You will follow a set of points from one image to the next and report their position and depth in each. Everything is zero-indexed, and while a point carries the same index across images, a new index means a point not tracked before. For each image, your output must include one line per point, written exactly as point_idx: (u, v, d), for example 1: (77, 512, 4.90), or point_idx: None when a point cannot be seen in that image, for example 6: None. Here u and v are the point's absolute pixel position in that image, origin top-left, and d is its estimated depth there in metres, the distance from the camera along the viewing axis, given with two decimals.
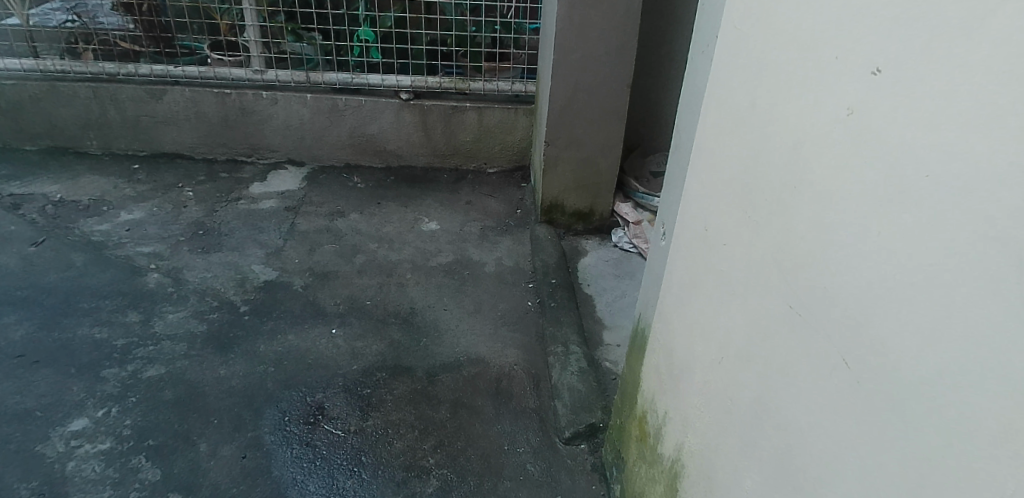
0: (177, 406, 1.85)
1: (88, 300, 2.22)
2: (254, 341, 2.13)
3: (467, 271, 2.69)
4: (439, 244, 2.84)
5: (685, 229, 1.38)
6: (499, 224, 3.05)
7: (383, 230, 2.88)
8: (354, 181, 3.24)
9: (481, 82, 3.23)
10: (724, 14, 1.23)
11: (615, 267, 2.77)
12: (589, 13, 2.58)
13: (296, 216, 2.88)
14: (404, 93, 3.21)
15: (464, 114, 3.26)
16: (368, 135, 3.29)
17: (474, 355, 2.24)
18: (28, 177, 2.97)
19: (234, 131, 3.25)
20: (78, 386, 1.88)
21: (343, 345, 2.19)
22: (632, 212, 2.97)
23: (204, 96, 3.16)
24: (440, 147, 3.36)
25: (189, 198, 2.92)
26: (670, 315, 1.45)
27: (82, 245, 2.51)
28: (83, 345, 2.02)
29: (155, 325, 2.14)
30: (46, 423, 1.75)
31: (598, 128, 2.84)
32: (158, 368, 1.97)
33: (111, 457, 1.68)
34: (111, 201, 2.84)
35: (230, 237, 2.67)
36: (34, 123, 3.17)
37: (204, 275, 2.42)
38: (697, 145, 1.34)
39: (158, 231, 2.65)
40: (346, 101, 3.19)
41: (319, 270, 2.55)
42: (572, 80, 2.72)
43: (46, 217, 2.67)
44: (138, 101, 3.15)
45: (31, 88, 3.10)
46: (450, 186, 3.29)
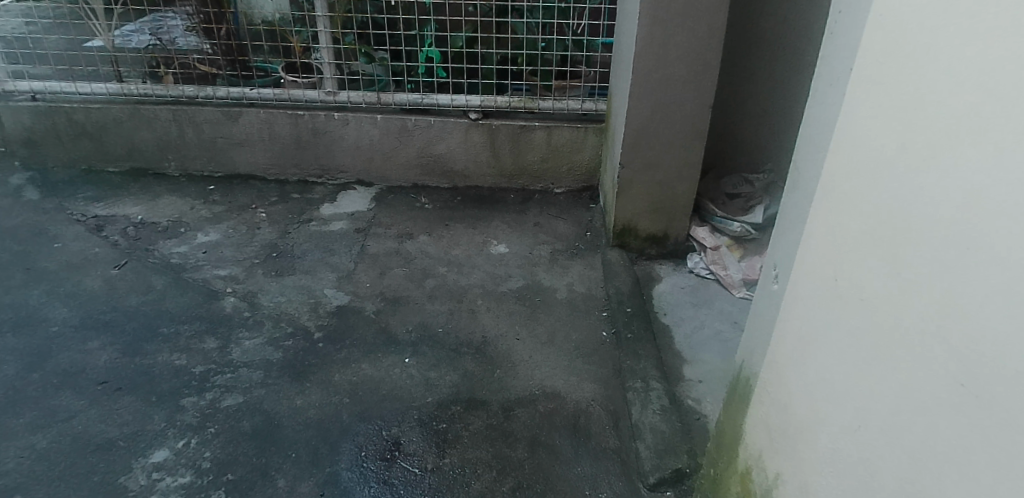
0: (255, 438, 1.82)
1: (167, 325, 2.23)
2: (328, 370, 2.10)
3: (539, 298, 2.61)
4: (509, 268, 2.77)
5: (806, 276, 1.27)
6: (569, 247, 2.97)
7: (453, 253, 2.83)
8: (422, 202, 3.21)
9: (550, 101, 3.18)
10: (861, 45, 1.12)
11: (692, 295, 2.64)
12: (670, 30, 2.48)
13: (366, 238, 2.86)
14: (473, 113, 3.17)
15: (533, 134, 3.20)
16: (436, 156, 3.26)
17: (550, 389, 2.15)
18: (111, 198, 3.05)
19: (306, 153, 3.26)
20: (159, 415, 1.87)
21: (418, 375, 2.13)
22: (710, 237, 2.83)
23: (278, 117, 3.18)
24: (508, 167, 3.30)
25: (263, 220, 2.94)
26: (785, 370, 1.33)
27: (162, 268, 2.54)
28: (164, 372, 2.03)
29: (232, 352, 2.13)
30: (130, 454, 1.75)
31: (677, 150, 2.72)
32: (236, 397, 1.96)
33: (191, 492, 1.66)
34: (189, 223, 2.88)
35: (303, 260, 2.67)
36: (117, 145, 3.26)
37: (278, 299, 2.41)
38: (824, 186, 1.23)
39: (233, 253, 2.67)
40: (416, 122, 3.17)
41: (390, 294, 2.52)
42: (651, 100, 2.61)
43: (128, 239, 2.72)
44: (216, 123, 3.19)
45: (115, 111, 3.18)
46: (517, 207, 3.22)
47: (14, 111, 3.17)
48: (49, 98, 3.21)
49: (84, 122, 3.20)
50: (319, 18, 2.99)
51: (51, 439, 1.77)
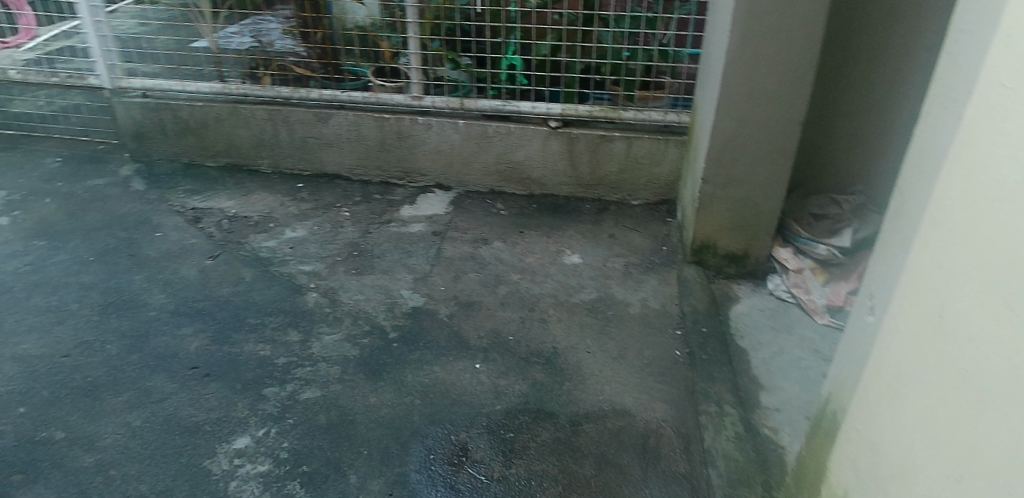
0: (330, 433, 1.88)
1: (254, 316, 2.34)
2: (402, 370, 2.15)
3: (612, 312, 2.57)
4: (582, 279, 2.75)
5: (908, 310, 1.19)
6: (644, 261, 2.91)
7: (526, 261, 2.83)
8: (498, 208, 3.23)
9: (632, 111, 3.14)
10: (983, 66, 1.04)
11: (770, 319, 2.50)
12: (761, 42, 2.39)
13: (442, 242, 2.91)
14: (553, 121, 3.18)
15: (612, 144, 3.17)
16: (514, 162, 3.28)
17: (620, 406, 2.11)
18: (208, 191, 3.24)
19: (389, 155, 3.35)
20: (243, 403, 1.97)
21: (487, 382, 2.14)
22: (793, 258, 2.71)
23: (365, 120, 3.29)
24: (585, 177, 3.28)
25: (346, 219, 3.05)
26: (879, 409, 1.25)
27: (252, 261, 2.68)
28: (250, 361, 2.13)
29: (313, 346, 2.22)
30: (214, 438, 1.84)
31: (763, 166, 2.61)
32: (313, 391, 2.03)
33: (268, 480, 1.72)
34: (277, 218, 3.01)
35: (381, 260, 2.74)
36: (216, 142, 3.45)
37: (357, 297, 2.49)
38: (933, 215, 1.15)
39: (317, 250, 2.77)
40: (496, 128, 3.21)
41: (464, 299, 2.55)
42: (738, 114, 2.53)
43: (222, 231, 2.88)
44: (307, 124, 3.33)
45: (216, 109, 3.38)
46: (592, 217, 3.19)
47: (125, 103, 3.44)
48: (158, 95, 3.45)
49: (189, 119, 3.41)
50: (409, 24, 3.10)
51: (145, 419, 1.89)
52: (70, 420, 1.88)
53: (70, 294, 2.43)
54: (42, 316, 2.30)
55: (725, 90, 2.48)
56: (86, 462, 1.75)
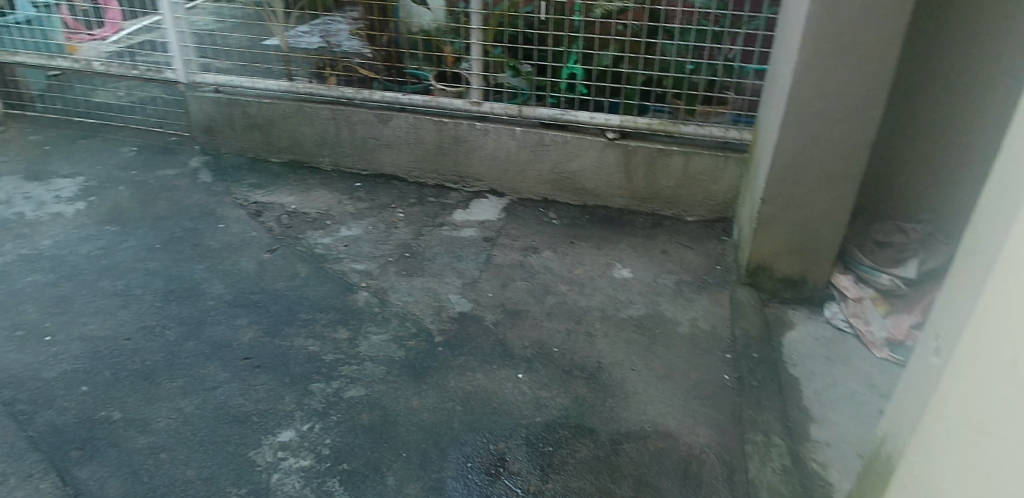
0: (371, 433, 1.91)
1: (306, 311, 2.41)
2: (445, 375, 2.16)
3: (659, 330, 2.52)
4: (631, 295, 2.71)
5: (975, 355, 1.12)
6: (696, 279, 2.85)
7: (575, 272, 2.81)
8: (550, 217, 3.22)
9: (692, 126, 3.08)
10: None
11: (824, 348, 2.40)
12: (830, 60, 2.30)
13: (493, 248, 2.92)
14: (611, 133, 3.16)
15: (670, 158, 3.12)
16: (569, 172, 3.27)
17: (662, 428, 2.06)
18: (270, 186, 3.34)
19: (446, 159, 3.39)
20: (291, 396, 2.02)
21: (529, 393, 2.13)
22: (853, 287, 2.58)
23: (424, 123, 3.34)
24: (640, 190, 3.24)
25: (400, 220, 3.10)
26: (937, 457, 1.17)
27: (307, 256, 2.75)
28: (299, 356, 2.19)
29: (361, 344, 2.26)
30: (261, 430, 1.89)
31: (828, 189, 2.50)
32: (358, 389, 2.06)
33: (309, 475, 1.76)
34: (334, 216, 3.09)
35: (432, 263, 2.77)
36: (281, 138, 3.56)
37: (406, 299, 2.52)
38: (1008, 256, 1.07)
39: (370, 250, 2.83)
40: (553, 137, 3.21)
41: (511, 307, 2.55)
42: (802, 133, 2.44)
43: (281, 226, 2.97)
44: (368, 125, 3.40)
45: (283, 107, 3.49)
46: (645, 232, 3.15)
47: (198, 98, 3.59)
48: (229, 91, 3.59)
49: (257, 115, 3.53)
50: (473, 31, 3.15)
51: (197, 406, 1.96)
52: (127, 402, 1.97)
53: (137, 279, 2.54)
54: (109, 299, 2.42)
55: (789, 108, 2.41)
56: (140, 443, 1.82)
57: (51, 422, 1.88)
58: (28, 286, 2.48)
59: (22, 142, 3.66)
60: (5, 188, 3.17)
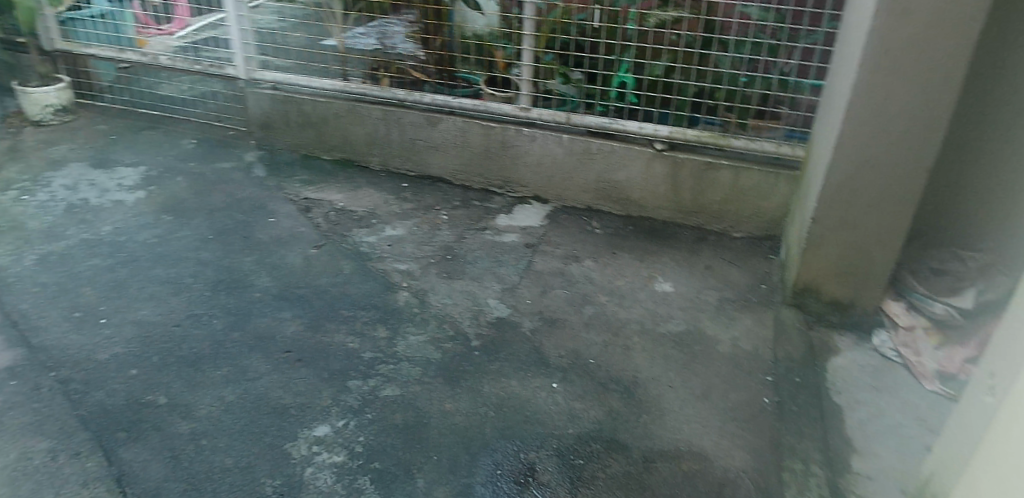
0: (403, 434, 1.92)
1: (348, 308, 2.45)
2: (480, 380, 2.17)
3: (699, 347, 2.47)
4: (671, 309, 2.66)
5: None
6: (739, 297, 2.78)
7: (615, 284, 2.78)
8: (593, 226, 3.20)
9: (743, 140, 3.02)
10: None
11: (871, 377, 2.31)
12: (891, 79, 2.22)
13: (534, 254, 2.92)
14: (659, 144, 3.13)
15: (718, 172, 3.06)
16: (615, 182, 3.24)
17: (697, 448, 2.01)
18: (320, 183, 3.42)
19: (492, 163, 3.40)
20: (329, 391, 2.06)
21: (563, 403, 2.12)
22: (904, 314, 2.50)
23: (473, 127, 3.36)
24: (686, 203, 3.19)
25: (444, 222, 3.12)
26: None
27: (352, 254, 2.80)
28: (338, 352, 2.23)
29: (399, 344, 2.29)
30: (298, 423, 1.93)
31: (882, 212, 2.40)
32: (393, 389, 2.09)
33: (341, 472, 1.78)
34: (380, 215, 3.14)
35: (472, 266, 2.79)
36: (333, 137, 3.64)
37: (445, 301, 2.55)
38: None
39: (413, 250, 2.86)
40: (600, 145, 3.19)
41: (549, 315, 2.54)
42: (858, 153, 2.35)
43: (328, 223, 3.03)
44: (417, 127, 3.45)
45: (336, 106, 3.56)
46: (690, 246, 3.09)
47: (256, 94, 3.70)
48: (286, 89, 3.69)
49: (311, 113, 3.62)
50: (525, 36, 3.14)
51: (238, 396, 2.02)
52: (173, 388, 2.03)
53: (189, 268, 2.64)
54: (162, 286, 2.52)
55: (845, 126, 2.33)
56: (182, 429, 1.88)
57: (101, 403, 1.96)
58: (88, 270, 2.60)
59: (92, 131, 3.85)
60: (73, 174, 3.33)
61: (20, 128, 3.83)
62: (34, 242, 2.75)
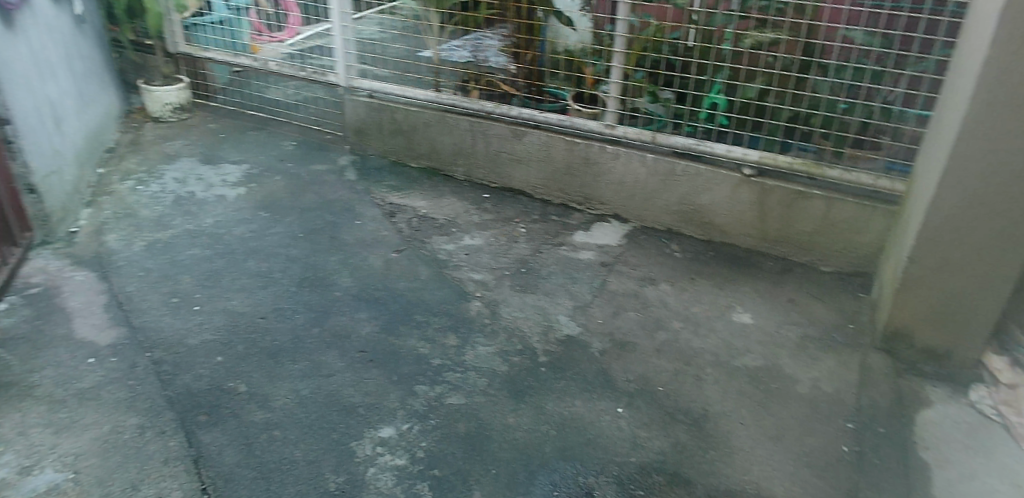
0: (464, 443, 1.94)
1: (421, 314, 2.51)
2: (544, 397, 2.16)
3: (775, 384, 2.35)
4: (748, 342, 2.55)
5: None
6: (823, 335, 2.62)
7: (691, 310, 2.70)
8: (672, 250, 3.13)
9: (838, 170, 2.85)
10: None
11: (965, 435, 2.11)
12: (1006, 119, 2.03)
13: (609, 274, 2.88)
14: (747, 169, 3.01)
15: (810, 202, 2.90)
16: (698, 205, 3.15)
17: (765, 492, 1.90)
18: (405, 189, 3.53)
19: (574, 179, 3.39)
20: (397, 394, 2.11)
21: (627, 429, 2.07)
22: (1006, 369, 2.24)
23: (557, 142, 3.36)
24: (773, 232, 3.05)
25: (522, 235, 3.14)
26: None
27: (429, 260, 2.87)
28: (409, 356, 2.28)
29: (467, 354, 2.32)
30: (365, 422, 1.99)
31: (987, 259, 2.20)
32: (457, 398, 2.12)
33: (401, 475, 1.82)
34: (460, 224, 3.20)
35: (546, 281, 2.79)
36: (421, 145, 3.75)
37: (516, 314, 2.56)
38: None
39: (489, 261, 2.90)
40: (685, 167, 3.11)
41: (619, 337, 2.50)
42: (963, 192, 2.17)
43: (410, 228, 3.12)
44: (503, 139, 3.48)
45: (427, 115, 3.66)
46: (773, 277, 2.96)
47: (353, 101, 3.86)
48: (382, 97, 3.81)
49: (403, 121, 3.74)
50: (615, 53, 3.12)
51: (312, 390, 2.11)
52: (253, 377, 2.15)
53: (278, 263, 2.79)
54: (252, 279, 2.67)
55: (949, 162, 2.16)
56: (257, 418, 1.99)
57: (188, 386, 2.10)
58: (188, 259, 2.79)
59: (204, 128, 4.15)
60: (184, 168, 3.60)
61: (142, 124, 4.19)
62: (144, 229, 3.00)
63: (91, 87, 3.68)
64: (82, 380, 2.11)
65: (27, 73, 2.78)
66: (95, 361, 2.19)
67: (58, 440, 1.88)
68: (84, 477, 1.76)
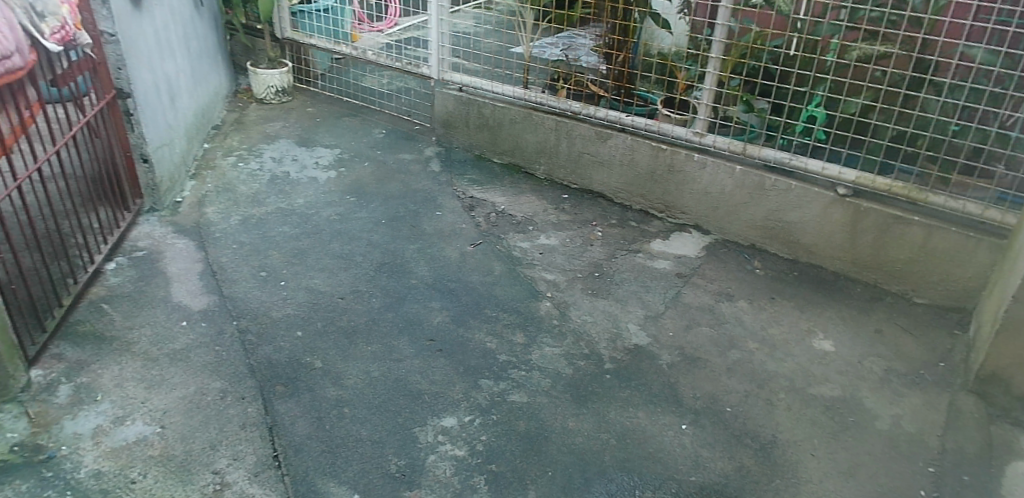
0: (523, 442, 1.96)
1: (491, 309, 2.54)
2: (607, 405, 2.14)
3: (853, 418, 2.22)
4: (827, 370, 2.43)
5: None
6: (911, 371, 2.45)
7: (768, 331, 2.59)
8: (753, 266, 3.01)
9: (943, 196, 2.65)
10: None
11: None
12: None
13: (684, 285, 2.82)
14: (842, 188, 2.85)
15: (908, 229, 2.72)
16: (785, 223, 3.02)
17: None
18: (487, 184, 3.57)
19: (656, 186, 3.33)
20: (462, 385, 2.15)
21: (689, 447, 2.02)
22: None
23: (642, 146, 3.30)
24: (865, 257, 2.88)
25: (598, 239, 3.11)
26: None
27: (504, 256, 2.90)
28: (477, 349, 2.32)
29: (534, 353, 2.33)
30: (430, 410, 2.04)
31: None
32: (520, 396, 2.13)
33: (460, 465, 1.86)
34: (537, 223, 3.21)
35: (619, 287, 2.76)
36: (505, 141, 3.78)
37: (586, 318, 2.54)
38: None
39: (563, 262, 2.89)
40: (775, 181, 2.98)
41: (689, 352, 2.44)
42: None
43: (487, 223, 3.16)
44: (587, 140, 3.46)
45: (513, 112, 3.67)
46: (860, 304, 2.80)
47: (443, 94, 3.92)
48: (471, 91, 3.84)
49: (489, 116, 3.78)
50: (711, 59, 3.00)
51: (382, 373, 2.18)
52: (328, 354, 2.24)
53: (360, 247, 2.89)
54: (335, 260, 2.78)
55: None
56: (329, 394, 2.07)
57: (268, 357, 2.21)
58: (278, 235, 2.94)
59: (302, 112, 4.35)
60: (281, 149, 3.79)
61: (247, 104, 4.44)
62: (241, 204, 3.18)
63: (205, 66, 3.93)
64: (175, 341, 2.26)
65: (150, 51, 3.00)
66: (188, 324, 2.35)
67: (150, 395, 2.03)
68: (170, 432, 1.90)
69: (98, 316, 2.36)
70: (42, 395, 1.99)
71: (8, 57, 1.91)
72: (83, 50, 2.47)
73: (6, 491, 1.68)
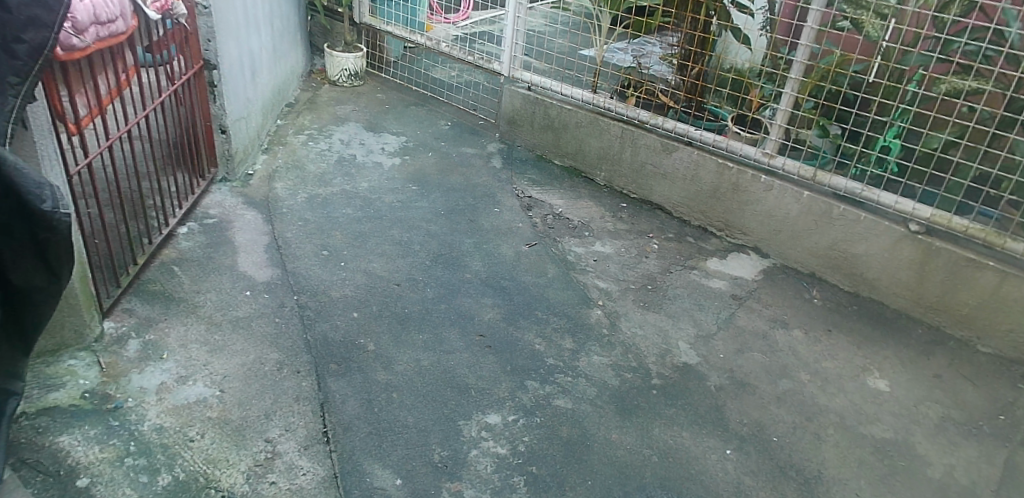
0: (565, 447, 1.95)
1: (543, 311, 2.54)
2: (651, 421, 2.11)
3: (904, 462, 2.13)
4: (881, 411, 2.34)
5: None
6: (970, 421, 2.34)
7: (822, 364, 2.52)
8: (811, 296, 2.93)
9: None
10: None
11: None
12: None
13: (738, 308, 2.76)
14: (914, 225, 2.74)
15: (981, 273, 2.60)
16: (849, 254, 2.93)
17: None
18: (546, 185, 3.57)
19: (717, 204, 3.27)
20: (508, 384, 2.16)
21: (732, 473, 1.98)
22: None
23: (708, 162, 3.24)
24: (930, 298, 2.77)
25: (653, 251, 3.08)
26: None
27: (558, 259, 2.89)
28: (526, 350, 2.32)
29: (582, 360, 2.32)
30: (474, 405, 2.06)
31: None
32: (566, 401, 2.12)
33: (501, 464, 1.86)
34: (593, 229, 3.19)
35: (672, 303, 2.72)
36: (568, 144, 3.77)
37: (636, 330, 2.52)
38: None
39: (617, 271, 2.87)
40: (843, 211, 2.88)
41: (740, 376, 2.39)
42: None
43: (545, 224, 3.16)
44: (652, 151, 3.42)
45: (579, 116, 3.66)
46: (921, 346, 2.69)
47: (512, 91, 3.93)
48: (540, 91, 3.84)
49: (554, 118, 3.77)
50: (790, 79, 2.92)
51: (431, 363, 2.20)
52: (381, 338, 2.28)
53: (418, 236, 2.93)
54: (393, 246, 2.83)
55: None
56: (379, 377, 2.11)
57: (324, 334, 2.26)
58: (341, 217, 3.00)
59: (371, 97, 4.43)
60: (348, 132, 3.87)
61: (320, 85, 4.55)
62: (307, 182, 3.26)
63: (284, 45, 4.03)
64: (238, 309, 2.34)
65: (237, 26, 3.09)
66: (251, 294, 2.42)
67: (212, 358, 2.10)
68: (227, 396, 1.96)
69: (169, 276, 2.46)
70: (114, 347, 2.09)
71: (112, 22, 2.00)
72: (178, 20, 2.56)
73: (76, 434, 1.77)
